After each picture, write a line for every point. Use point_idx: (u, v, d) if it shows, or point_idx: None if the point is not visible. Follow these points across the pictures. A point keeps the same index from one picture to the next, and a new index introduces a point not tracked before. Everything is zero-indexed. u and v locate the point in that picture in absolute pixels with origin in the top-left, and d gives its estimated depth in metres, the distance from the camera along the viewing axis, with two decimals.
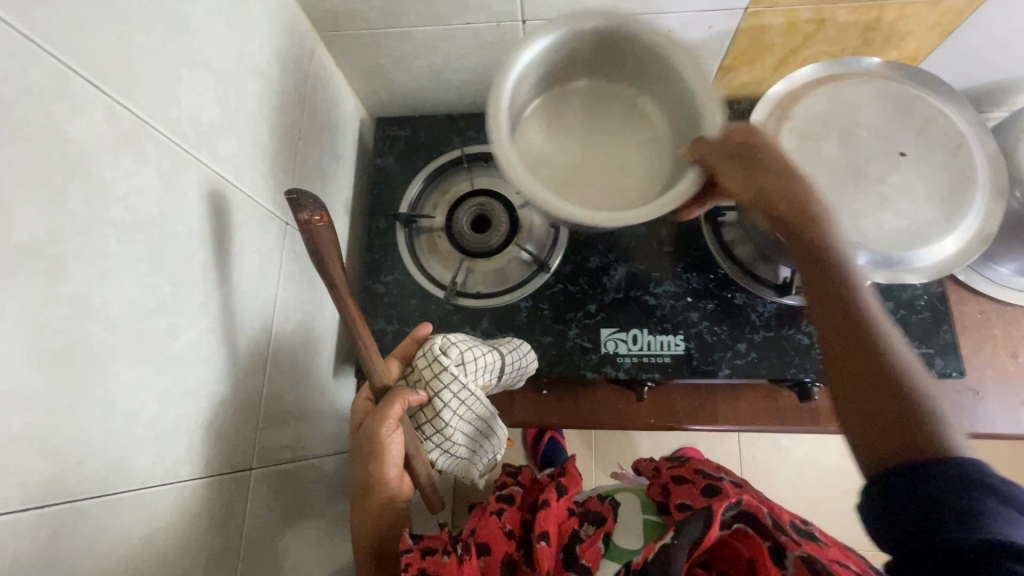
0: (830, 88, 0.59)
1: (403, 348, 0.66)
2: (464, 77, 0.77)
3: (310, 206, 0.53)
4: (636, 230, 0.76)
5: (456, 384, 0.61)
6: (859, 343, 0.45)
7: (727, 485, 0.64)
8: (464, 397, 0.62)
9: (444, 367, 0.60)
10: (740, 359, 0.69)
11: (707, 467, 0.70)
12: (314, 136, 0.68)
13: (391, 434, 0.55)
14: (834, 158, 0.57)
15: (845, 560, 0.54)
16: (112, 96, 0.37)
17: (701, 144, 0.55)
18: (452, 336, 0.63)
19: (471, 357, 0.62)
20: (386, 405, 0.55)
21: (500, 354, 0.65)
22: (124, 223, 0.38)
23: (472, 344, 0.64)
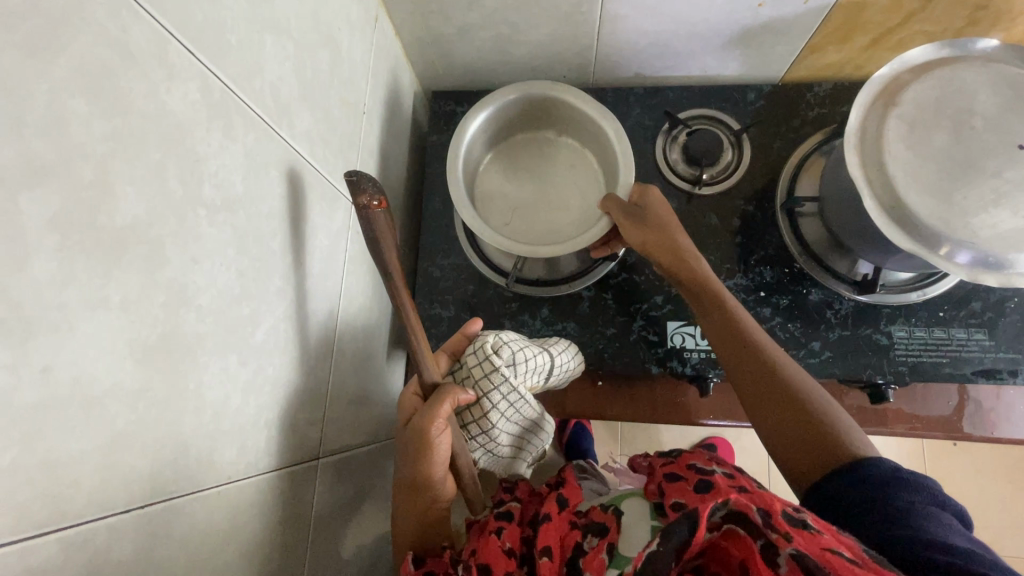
0: (940, 73, 0.55)
1: (450, 344, 0.61)
2: (529, 51, 0.73)
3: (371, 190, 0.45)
4: (706, 218, 0.72)
5: (505, 386, 0.57)
6: (758, 386, 0.54)
7: (721, 479, 0.51)
8: (512, 399, 0.58)
9: (495, 368, 0.56)
10: (814, 357, 0.66)
11: (701, 460, 0.55)
12: (375, 110, 0.65)
13: (440, 433, 0.49)
14: (943, 148, 0.53)
15: (838, 544, 0.39)
16: (204, 64, 0.34)
17: (610, 199, 0.61)
18: (502, 334, 0.59)
19: (521, 357, 0.58)
20: (435, 403, 0.49)
21: (550, 355, 0.61)
22: (214, 203, 0.35)
23: (522, 343, 0.59)
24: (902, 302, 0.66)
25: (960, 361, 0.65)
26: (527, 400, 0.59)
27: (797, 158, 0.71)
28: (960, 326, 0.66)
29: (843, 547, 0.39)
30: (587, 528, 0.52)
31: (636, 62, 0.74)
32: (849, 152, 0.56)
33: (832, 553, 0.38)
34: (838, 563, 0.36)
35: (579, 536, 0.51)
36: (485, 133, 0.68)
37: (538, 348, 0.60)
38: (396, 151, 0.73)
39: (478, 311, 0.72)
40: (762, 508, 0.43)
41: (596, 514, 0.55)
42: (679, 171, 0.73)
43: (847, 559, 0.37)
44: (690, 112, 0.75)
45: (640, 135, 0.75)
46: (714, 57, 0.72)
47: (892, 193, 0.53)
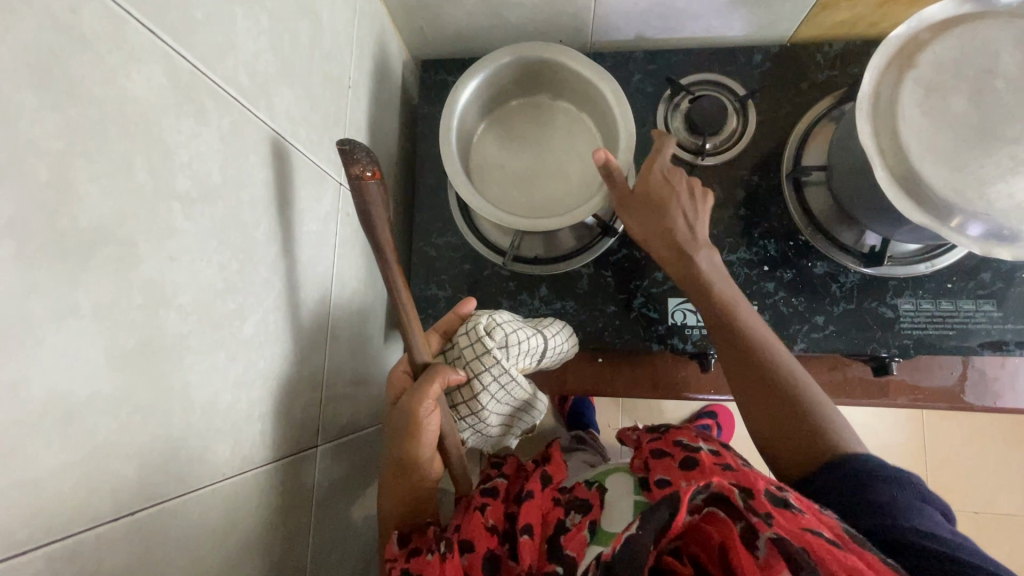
0: (962, 31, 0.52)
1: (443, 322, 0.59)
2: (523, 14, 0.69)
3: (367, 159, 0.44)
4: (709, 189, 0.69)
5: (497, 368, 0.56)
6: (756, 376, 0.53)
7: (705, 455, 0.51)
8: (504, 382, 0.57)
9: (486, 349, 0.55)
10: (818, 332, 0.65)
11: (687, 436, 0.54)
12: (361, 82, 0.62)
13: (430, 412, 0.48)
14: (962, 114, 0.51)
15: (819, 525, 0.39)
16: (168, 43, 0.31)
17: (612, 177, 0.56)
18: (496, 315, 0.57)
19: (514, 337, 0.56)
20: (425, 381, 0.47)
21: (544, 338, 0.59)
22: (189, 195, 0.33)
23: (515, 323, 0.58)
24: (910, 273, 0.64)
25: (966, 333, 0.63)
26: (520, 382, 0.58)
27: (804, 124, 0.68)
28: (968, 297, 0.64)
29: (824, 527, 0.40)
30: (569, 506, 0.52)
31: (636, 23, 0.70)
32: (861, 121, 0.53)
33: (814, 534, 0.38)
34: (821, 546, 0.37)
35: (561, 514, 0.51)
36: (481, 102, 0.64)
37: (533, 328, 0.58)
38: (387, 125, 0.70)
39: (475, 290, 0.70)
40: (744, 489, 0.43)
41: (580, 490, 0.55)
42: (682, 142, 0.70)
43: (829, 541, 0.37)
44: (693, 78, 0.71)
45: (640, 103, 0.72)
46: (719, 17, 0.68)
47: (906, 164, 0.51)
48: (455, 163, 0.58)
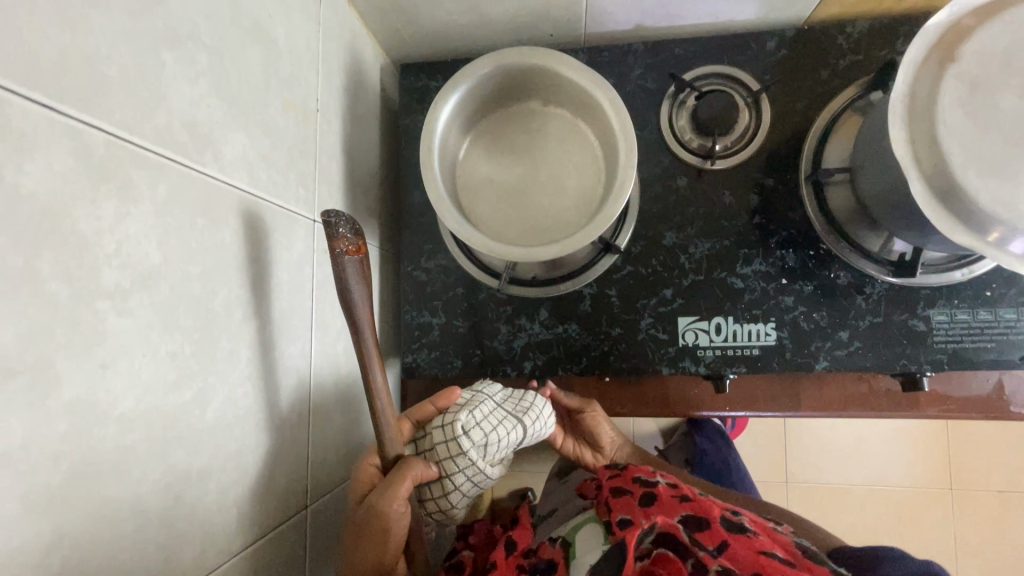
0: (1013, 14, 0.44)
1: (416, 412, 0.56)
2: (508, 9, 0.62)
3: (348, 234, 0.41)
4: (721, 196, 0.63)
5: (471, 469, 0.52)
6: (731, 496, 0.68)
7: (664, 491, 0.54)
8: (478, 480, 0.53)
9: (462, 449, 0.51)
10: (842, 350, 0.60)
11: (645, 472, 0.57)
12: (331, 100, 0.56)
13: (400, 514, 0.44)
14: (1011, 114, 0.44)
15: (771, 548, 0.46)
16: (75, 118, 0.26)
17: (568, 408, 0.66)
18: (475, 410, 0.54)
19: (494, 436, 0.52)
20: (395, 479, 0.44)
21: (525, 428, 0.55)
22: (121, 288, 0.29)
23: (495, 416, 0.54)
24: (944, 282, 0.59)
25: (1006, 345, 0.58)
26: (495, 477, 0.55)
27: (825, 118, 0.61)
28: (1009, 306, 0.59)
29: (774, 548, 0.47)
30: (534, 570, 0.51)
31: (634, 13, 0.63)
32: (894, 124, 0.47)
33: (769, 556, 0.45)
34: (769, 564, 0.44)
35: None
36: (466, 113, 0.58)
37: (515, 420, 0.54)
38: (365, 143, 0.64)
39: (471, 316, 0.66)
40: (701, 525, 0.49)
41: (545, 550, 0.54)
42: (688, 145, 0.64)
43: (780, 561, 0.44)
44: (699, 71, 0.64)
45: (641, 102, 0.65)
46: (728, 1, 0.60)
47: (946, 175, 0.45)
48: (440, 189, 0.53)
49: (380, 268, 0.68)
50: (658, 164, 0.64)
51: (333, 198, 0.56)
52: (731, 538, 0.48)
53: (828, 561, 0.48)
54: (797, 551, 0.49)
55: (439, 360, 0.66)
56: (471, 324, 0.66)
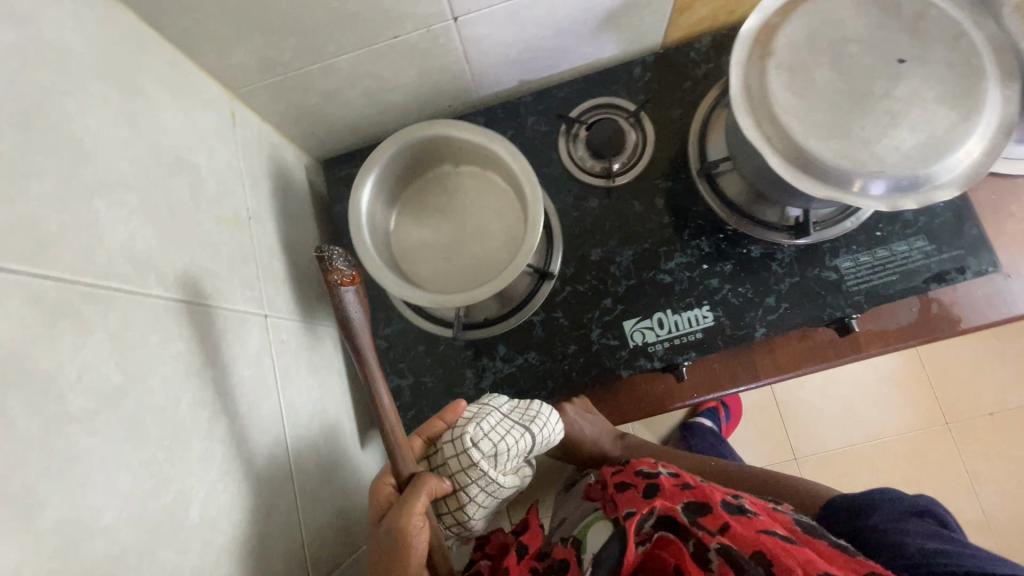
0: (807, 9, 0.54)
1: (428, 428, 0.60)
2: (405, 94, 0.70)
3: (342, 265, 0.48)
4: (631, 206, 0.70)
5: (484, 479, 0.56)
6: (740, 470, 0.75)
7: (666, 480, 0.60)
8: (491, 489, 0.57)
9: (473, 460, 0.55)
10: (773, 314, 0.66)
11: (647, 466, 0.64)
12: (262, 206, 0.61)
13: (419, 530, 0.46)
14: (828, 85, 0.53)
15: (774, 525, 0.52)
16: (26, 272, 0.31)
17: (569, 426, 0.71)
18: (483, 421, 0.57)
19: (502, 444, 0.56)
20: (411, 497, 0.47)
21: (533, 436, 0.59)
22: (88, 411, 0.32)
23: (503, 426, 0.58)
24: (840, 233, 0.66)
25: (909, 274, 0.65)
26: (508, 487, 0.58)
27: (699, 119, 0.70)
28: (900, 239, 0.66)
29: (779, 527, 0.52)
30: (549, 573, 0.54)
31: (514, 72, 0.71)
32: (741, 113, 0.53)
33: (769, 533, 0.50)
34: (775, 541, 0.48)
35: None
36: (387, 189, 0.64)
37: (522, 429, 0.58)
38: (303, 237, 0.69)
39: (436, 370, 0.69)
40: (706, 508, 0.54)
41: (558, 552, 0.57)
42: (591, 170, 0.71)
43: (780, 537, 0.49)
44: (583, 106, 0.73)
45: (541, 143, 0.73)
46: (591, 44, 0.70)
47: (793, 145, 0.52)
48: (376, 260, 0.59)
49: (342, 347, 0.72)
50: (569, 192, 0.71)
51: (282, 293, 0.60)
52: (735, 517, 0.53)
53: (825, 534, 0.53)
54: (796, 526, 0.53)
55: (416, 419, 0.69)
56: (438, 377, 0.69)
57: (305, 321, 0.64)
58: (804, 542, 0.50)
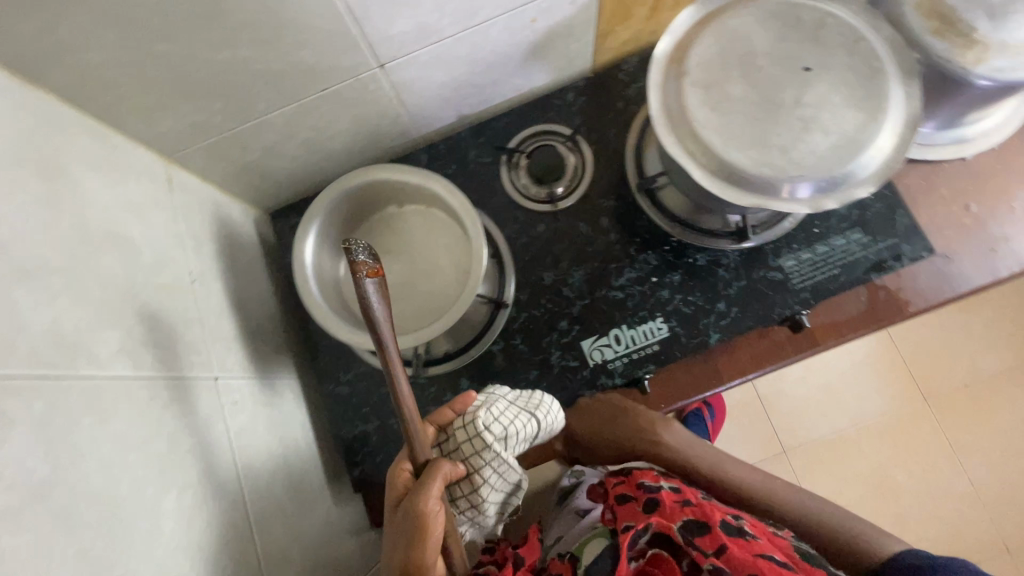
0: (715, 27, 0.56)
1: (438, 416, 0.58)
2: (344, 140, 0.71)
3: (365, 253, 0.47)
4: (578, 228, 0.71)
5: (497, 461, 0.56)
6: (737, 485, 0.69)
7: (665, 495, 0.60)
8: (503, 472, 0.57)
9: (486, 443, 0.55)
10: (724, 319, 0.67)
11: (648, 478, 0.64)
12: (207, 267, 0.61)
13: (436, 512, 0.47)
14: (743, 97, 0.54)
15: (770, 550, 0.54)
16: None
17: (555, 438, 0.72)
18: (492, 407, 0.58)
19: (512, 427, 0.57)
20: (427, 480, 0.47)
21: (539, 420, 0.60)
22: (10, 509, 0.31)
23: (511, 411, 0.58)
24: (780, 233, 0.68)
25: (849, 267, 0.67)
26: (519, 471, 0.58)
27: (634, 137, 0.72)
28: (837, 234, 0.68)
29: (775, 551, 0.54)
30: None
31: (451, 109, 0.72)
32: (663, 132, 0.55)
33: (765, 558, 0.52)
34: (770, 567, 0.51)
35: None
36: (332, 237, 0.65)
37: (528, 413, 0.59)
38: (255, 292, 0.69)
39: (401, 410, 0.69)
40: (704, 527, 0.56)
41: (555, 566, 0.59)
42: (535, 196, 0.72)
43: (776, 563, 0.52)
44: (521, 135, 0.75)
45: (484, 175, 0.74)
46: (522, 76, 0.72)
47: (715, 158, 0.53)
48: (324, 309, 0.59)
49: (304, 398, 0.71)
50: (517, 220, 0.72)
51: (233, 352, 0.60)
52: (732, 539, 0.55)
53: (820, 562, 0.55)
54: (792, 551, 0.55)
55: (385, 463, 0.68)
56: (403, 417, 0.69)
57: (260, 377, 0.63)
58: (799, 568, 0.53)
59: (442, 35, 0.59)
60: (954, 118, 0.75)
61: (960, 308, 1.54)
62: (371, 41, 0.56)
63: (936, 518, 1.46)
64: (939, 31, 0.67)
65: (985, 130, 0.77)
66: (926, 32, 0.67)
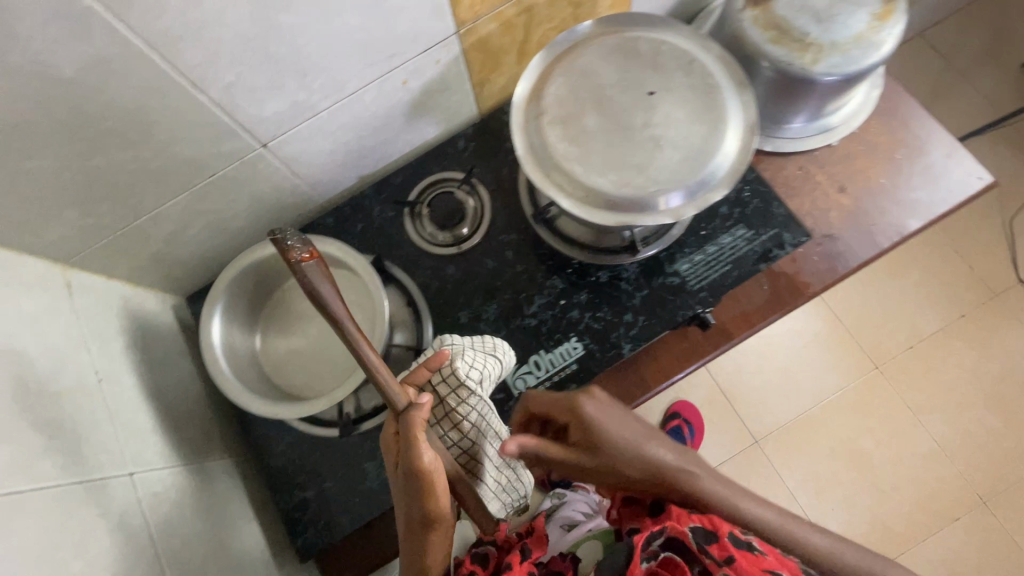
0: (564, 67, 0.61)
1: (414, 375, 0.58)
2: (248, 217, 0.73)
3: (295, 245, 0.52)
4: (485, 264, 0.75)
5: (479, 405, 0.59)
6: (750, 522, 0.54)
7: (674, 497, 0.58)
8: (486, 413, 0.60)
9: (467, 390, 0.58)
10: (634, 329, 0.70)
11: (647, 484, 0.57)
12: (118, 363, 0.61)
13: (434, 462, 0.48)
14: (598, 127, 0.59)
15: (778, 566, 0.50)
16: None
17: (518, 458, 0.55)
18: (462, 357, 0.59)
19: (484, 370, 0.59)
20: (411, 435, 0.48)
21: (500, 360, 0.62)
22: None
23: (478, 357, 0.60)
24: (671, 240, 0.72)
25: (739, 261, 0.72)
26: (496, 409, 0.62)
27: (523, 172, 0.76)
28: (723, 232, 0.73)
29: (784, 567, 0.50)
30: None
31: (347, 171, 0.76)
32: (531, 169, 0.58)
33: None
34: None
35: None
36: (242, 313, 0.66)
37: (492, 356, 0.61)
38: (174, 380, 0.69)
39: (337, 472, 0.70)
40: (711, 537, 0.52)
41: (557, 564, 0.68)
42: (440, 241, 0.75)
43: None
44: (420, 186, 0.78)
45: (390, 229, 0.77)
46: (410, 131, 0.76)
47: (581, 186, 0.57)
48: (235, 386, 0.60)
49: (240, 477, 0.71)
50: (426, 266, 0.75)
51: (152, 444, 0.60)
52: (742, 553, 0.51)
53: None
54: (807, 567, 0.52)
55: (327, 528, 0.68)
56: (340, 478, 0.69)
57: (186, 464, 0.63)
58: None
59: (317, 109, 0.63)
60: (816, 111, 0.81)
61: (889, 275, 1.62)
62: (247, 126, 0.59)
63: (909, 480, 1.49)
64: (777, 38, 0.74)
65: (848, 114, 0.84)
66: (765, 42, 0.74)
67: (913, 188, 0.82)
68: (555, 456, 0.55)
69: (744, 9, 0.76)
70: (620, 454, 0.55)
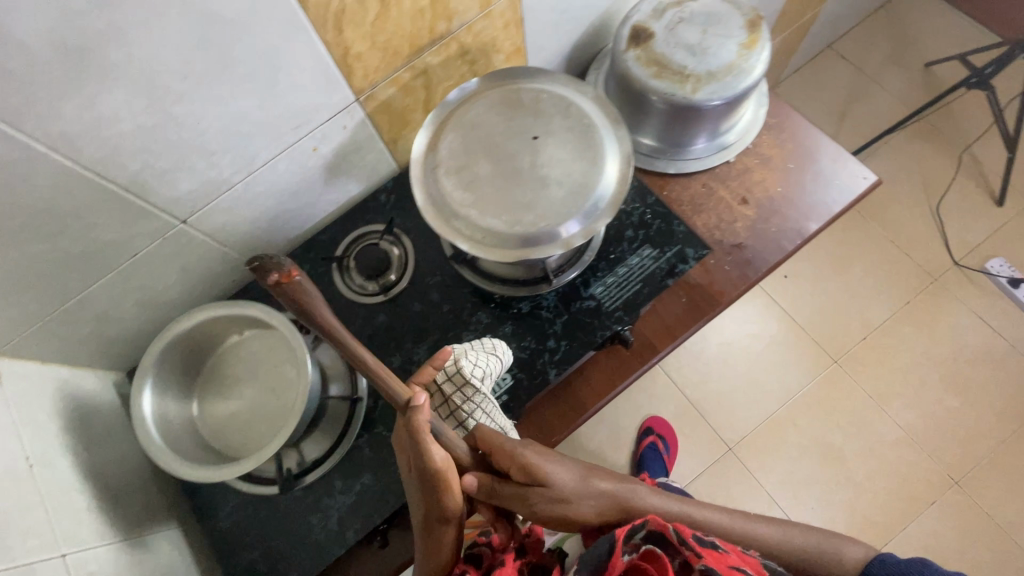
0: (455, 122, 0.66)
1: (421, 374, 0.62)
2: (180, 289, 0.76)
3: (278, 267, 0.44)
4: (413, 308, 0.78)
5: (484, 401, 0.65)
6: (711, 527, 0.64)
7: None
8: (490, 408, 0.66)
9: (473, 388, 0.64)
10: (557, 354, 0.74)
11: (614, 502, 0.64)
12: (53, 445, 0.63)
13: (447, 470, 0.55)
14: (490, 173, 0.64)
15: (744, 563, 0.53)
16: None
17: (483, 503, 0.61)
18: (466, 358, 0.65)
19: (487, 369, 0.66)
20: (426, 450, 0.53)
21: (499, 358, 0.69)
22: None
23: (480, 356, 0.66)
24: (583, 265, 0.77)
25: (648, 279, 0.77)
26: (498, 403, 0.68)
27: None
28: (631, 253, 0.78)
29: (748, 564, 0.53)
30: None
31: (275, 234, 0.80)
32: (431, 217, 0.63)
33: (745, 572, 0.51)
34: None
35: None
36: (175, 383, 0.68)
37: (493, 355, 0.67)
38: (114, 457, 0.70)
39: (283, 529, 0.71)
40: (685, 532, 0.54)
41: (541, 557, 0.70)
42: (368, 291, 0.79)
43: None
44: (346, 241, 0.83)
45: (320, 284, 0.81)
46: (330, 192, 0.80)
47: (478, 229, 0.62)
48: (168, 456, 0.61)
49: (186, 546, 0.71)
50: (357, 316, 0.78)
51: (88, 522, 0.61)
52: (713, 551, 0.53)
53: None
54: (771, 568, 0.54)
55: None
56: (286, 535, 0.70)
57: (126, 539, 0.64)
58: None
59: (232, 183, 0.67)
60: (710, 133, 0.88)
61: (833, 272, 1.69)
62: (162, 205, 0.63)
63: (881, 469, 1.51)
64: (659, 73, 0.81)
65: (741, 132, 0.91)
66: (649, 77, 0.81)
67: (808, 193, 0.88)
68: (515, 495, 0.60)
69: (627, 49, 0.83)
70: (574, 487, 0.62)
